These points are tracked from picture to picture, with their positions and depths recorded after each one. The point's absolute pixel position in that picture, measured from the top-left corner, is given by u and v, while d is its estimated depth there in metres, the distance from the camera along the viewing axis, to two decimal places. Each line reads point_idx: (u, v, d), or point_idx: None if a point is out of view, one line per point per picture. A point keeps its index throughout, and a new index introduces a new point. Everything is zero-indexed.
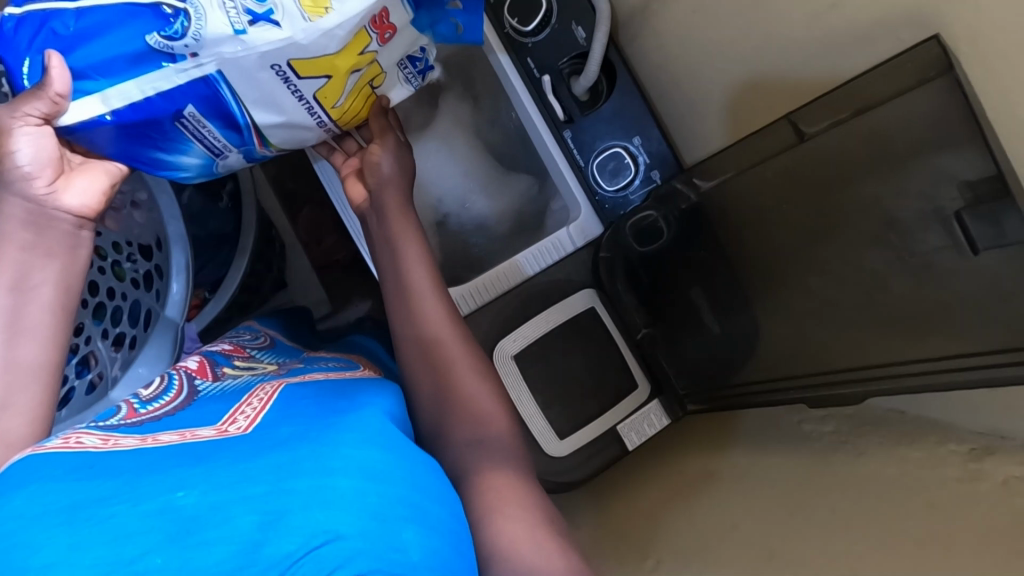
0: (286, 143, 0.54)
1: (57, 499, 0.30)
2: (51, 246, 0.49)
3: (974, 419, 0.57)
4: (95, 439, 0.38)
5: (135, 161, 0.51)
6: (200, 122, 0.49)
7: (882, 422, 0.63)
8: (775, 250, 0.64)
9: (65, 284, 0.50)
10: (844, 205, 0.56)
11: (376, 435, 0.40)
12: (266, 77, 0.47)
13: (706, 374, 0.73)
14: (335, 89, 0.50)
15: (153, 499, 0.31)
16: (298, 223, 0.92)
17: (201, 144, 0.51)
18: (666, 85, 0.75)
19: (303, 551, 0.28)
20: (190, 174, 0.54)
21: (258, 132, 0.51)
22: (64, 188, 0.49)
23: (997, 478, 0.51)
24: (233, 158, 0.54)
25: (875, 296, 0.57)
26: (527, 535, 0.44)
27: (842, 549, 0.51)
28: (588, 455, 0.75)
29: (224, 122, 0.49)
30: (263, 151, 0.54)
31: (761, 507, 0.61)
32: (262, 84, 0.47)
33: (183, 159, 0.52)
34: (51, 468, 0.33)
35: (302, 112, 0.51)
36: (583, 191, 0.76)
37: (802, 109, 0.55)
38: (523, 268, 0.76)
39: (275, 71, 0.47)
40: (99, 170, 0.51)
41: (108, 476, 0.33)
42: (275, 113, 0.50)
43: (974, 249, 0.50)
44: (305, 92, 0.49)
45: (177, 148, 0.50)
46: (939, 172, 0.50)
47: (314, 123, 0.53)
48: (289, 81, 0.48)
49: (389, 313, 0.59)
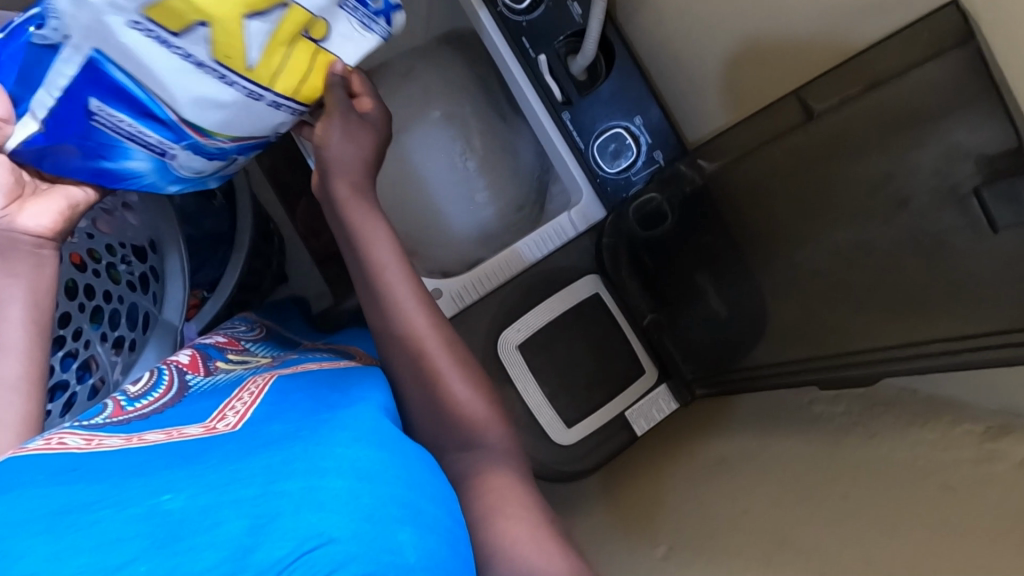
0: (234, 125, 0.48)
1: (38, 506, 0.29)
2: (12, 267, 0.47)
3: (992, 398, 0.55)
4: (79, 439, 0.37)
5: (93, 177, 0.49)
6: (113, 116, 0.45)
7: (895, 402, 0.61)
8: (783, 230, 0.62)
9: (34, 302, 0.47)
10: (852, 182, 0.55)
11: (370, 432, 0.40)
12: (135, 41, 0.41)
13: (714, 358, 0.72)
14: (230, 41, 0.43)
15: (139, 504, 0.29)
16: (297, 216, 0.88)
17: (136, 144, 0.47)
18: (665, 61, 0.73)
19: (295, 556, 0.27)
20: (151, 180, 0.50)
21: (183, 117, 0.46)
22: (19, 212, 0.47)
23: (1014, 459, 0.49)
24: (182, 156, 0.49)
25: (886, 277, 0.55)
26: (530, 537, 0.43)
27: (854, 539, 0.51)
28: (597, 443, 0.74)
29: (138, 111, 0.44)
30: (211, 142, 0.49)
31: (771, 492, 0.61)
32: (139, 53, 0.41)
33: (133, 167, 0.48)
34: (33, 473, 0.32)
35: (214, 83, 0.44)
36: (583, 173, 0.74)
37: (809, 85, 0.53)
38: (523, 256, 0.74)
39: (142, 31, 0.40)
40: (59, 194, 0.49)
41: (95, 480, 0.32)
42: (180, 90, 0.44)
43: (993, 227, 0.47)
44: (196, 53, 0.42)
45: (115, 154, 0.47)
46: (951, 147, 0.48)
47: (241, 95, 0.46)
48: (166, 42, 0.41)
49: (369, 317, 0.57)
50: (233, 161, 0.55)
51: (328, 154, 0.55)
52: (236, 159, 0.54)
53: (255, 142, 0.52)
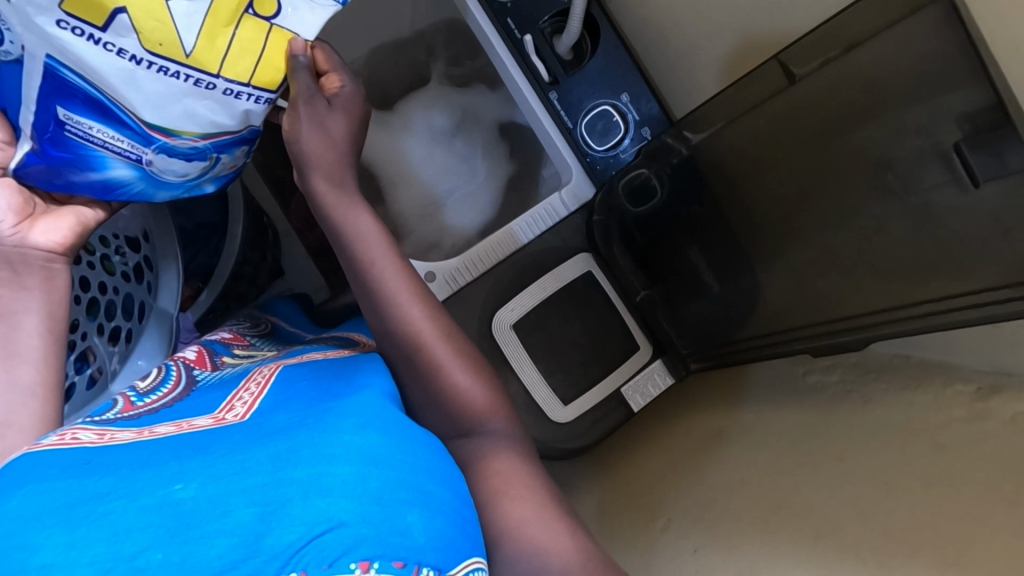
0: (197, 122, 0.49)
1: (52, 499, 0.29)
2: (23, 281, 0.50)
3: (982, 359, 0.55)
4: (91, 434, 0.37)
5: (80, 189, 0.52)
6: (82, 123, 0.48)
7: (886, 367, 0.62)
8: (772, 200, 0.62)
9: (48, 311, 0.50)
10: (836, 148, 0.55)
11: (377, 417, 0.40)
12: (69, 41, 0.43)
13: (708, 333, 0.73)
14: (157, 25, 0.43)
15: (151, 494, 0.29)
16: (291, 211, 0.84)
17: (109, 150, 0.49)
18: (650, 36, 0.73)
19: (306, 541, 0.28)
20: (139, 188, 0.53)
21: (143, 119, 0.48)
22: (31, 228, 0.51)
23: (1004, 416, 0.50)
24: (157, 159, 0.51)
25: (873, 241, 0.55)
26: (528, 511, 0.44)
27: (851, 500, 0.52)
28: (593, 420, 0.76)
29: (103, 116, 0.47)
30: (180, 142, 0.50)
31: (765, 458, 0.61)
32: (78, 54, 0.43)
33: (116, 175, 0.51)
34: (44, 468, 0.32)
35: (157, 76, 0.45)
36: (572, 152, 0.77)
37: (789, 50, 0.53)
38: (516, 236, 0.78)
39: (70, 30, 0.42)
40: (67, 213, 0.53)
41: (104, 472, 0.32)
42: (132, 89, 0.46)
43: (974, 181, 0.47)
44: (125, 46, 0.43)
45: (95, 164, 0.50)
46: (935, 106, 0.48)
47: (188, 84, 0.46)
48: (97, 39, 0.43)
49: (360, 300, 0.57)
50: (221, 162, 0.55)
51: (302, 149, 0.56)
52: (221, 158, 0.55)
53: (233, 138, 0.53)
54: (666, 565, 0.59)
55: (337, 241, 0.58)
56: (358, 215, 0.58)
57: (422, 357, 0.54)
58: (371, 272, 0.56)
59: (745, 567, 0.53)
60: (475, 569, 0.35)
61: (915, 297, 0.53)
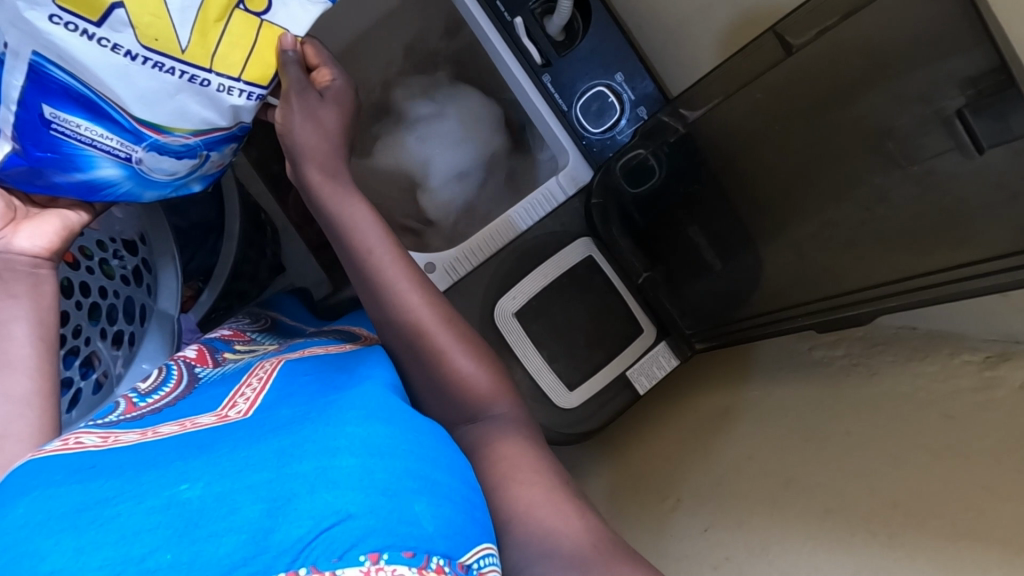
0: (188, 118, 0.49)
1: (58, 505, 0.29)
2: (11, 287, 0.49)
3: (989, 327, 0.55)
4: (95, 438, 0.37)
5: (66, 192, 0.51)
6: (70, 121, 0.46)
7: (892, 340, 0.62)
8: (777, 176, 0.62)
9: (38, 318, 0.49)
10: (836, 120, 0.55)
11: (381, 409, 0.39)
12: (61, 37, 0.41)
13: (712, 312, 0.73)
14: (153, 21, 0.43)
15: (157, 496, 0.29)
16: (289, 206, 0.83)
17: (98, 149, 0.48)
18: (643, 14, 0.72)
19: (314, 534, 0.27)
20: (127, 188, 0.52)
21: (134, 116, 0.47)
22: (15, 233, 0.50)
23: (1013, 384, 0.49)
24: (147, 157, 0.50)
25: (876, 211, 0.54)
26: (543, 498, 0.43)
27: (860, 473, 0.51)
28: (599, 404, 0.76)
29: (93, 113, 0.46)
30: (171, 138, 0.49)
31: (774, 434, 0.61)
32: (71, 50, 0.42)
33: (103, 174, 0.50)
34: (50, 474, 0.32)
35: (151, 72, 0.45)
36: (568, 135, 0.76)
37: (786, 20, 0.53)
38: (513, 224, 0.76)
39: (65, 26, 0.41)
40: (51, 216, 0.52)
41: (109, 475, 0.32)
42: (124, 84, 0.45)
43: (977, 148, 0.46)
44: (122, 41, 0.43)
45: (81, 164, 0.49)
46: (938, 72, 0.47)
47: (180, 79, 0.46)
48: (91, 34, 0.42)
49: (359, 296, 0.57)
50: (210, 159, 0.55)
51: (296, 140, 0.55)
52: (211, 156, 0.54)
53: (223, 134, 0.52)
54: (677, 544, 0.59)
55: (334, 232, 0.57)
56: (354, 205, 0.57)
57: (426, 349, 0.54)
58: (371, 266, 0.55)
59: (757, 543, 0.53)
60: (487, 555, 0.34)
61: (922, 267, 0.52)
